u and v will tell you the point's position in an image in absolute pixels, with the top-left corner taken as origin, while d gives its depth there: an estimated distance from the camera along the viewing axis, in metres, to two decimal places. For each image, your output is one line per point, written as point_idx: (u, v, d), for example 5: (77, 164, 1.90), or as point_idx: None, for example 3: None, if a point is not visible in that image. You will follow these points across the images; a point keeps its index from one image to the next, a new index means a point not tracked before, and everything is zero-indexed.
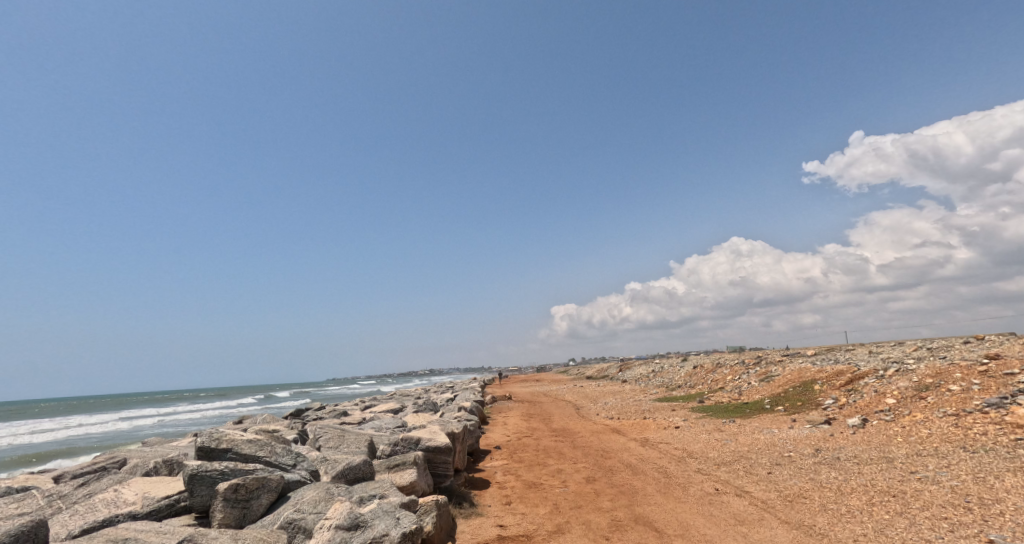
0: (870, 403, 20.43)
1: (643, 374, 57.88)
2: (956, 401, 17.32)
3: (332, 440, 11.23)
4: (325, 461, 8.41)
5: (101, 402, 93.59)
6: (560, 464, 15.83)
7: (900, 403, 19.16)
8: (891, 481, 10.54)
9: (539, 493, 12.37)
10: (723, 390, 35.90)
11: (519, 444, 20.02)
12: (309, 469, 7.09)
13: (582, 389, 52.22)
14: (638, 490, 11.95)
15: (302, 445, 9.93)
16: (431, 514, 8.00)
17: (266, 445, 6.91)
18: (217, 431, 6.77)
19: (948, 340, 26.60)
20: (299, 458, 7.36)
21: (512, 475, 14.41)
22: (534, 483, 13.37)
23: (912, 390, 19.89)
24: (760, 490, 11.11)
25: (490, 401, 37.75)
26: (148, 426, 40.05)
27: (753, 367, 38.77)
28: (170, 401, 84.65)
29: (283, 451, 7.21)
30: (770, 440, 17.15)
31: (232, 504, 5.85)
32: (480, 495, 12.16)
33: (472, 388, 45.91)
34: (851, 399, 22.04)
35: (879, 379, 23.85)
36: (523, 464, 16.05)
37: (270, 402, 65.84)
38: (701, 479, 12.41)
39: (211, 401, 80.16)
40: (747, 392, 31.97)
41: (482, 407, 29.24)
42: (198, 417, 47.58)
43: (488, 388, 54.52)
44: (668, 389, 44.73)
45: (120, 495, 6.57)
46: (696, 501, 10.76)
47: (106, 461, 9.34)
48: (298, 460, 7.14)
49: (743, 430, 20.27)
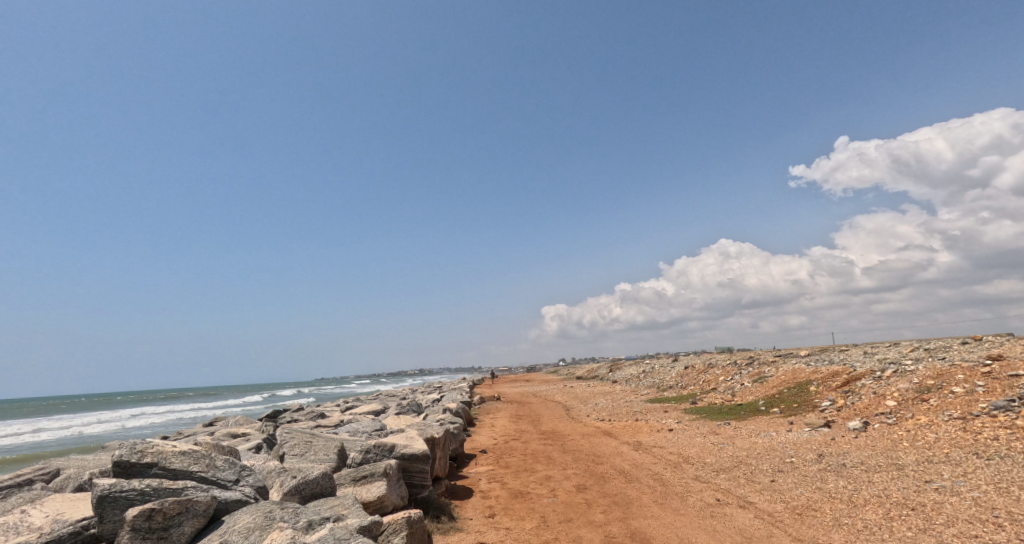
0: (870, 405, 19.70)
1: (633, 374, 57.14)
2: (960, 404, 16.61)
3: (298, 446, 10.21)
4: (278, 477, 7.43)
5: (80, 402, 91.42)
6: (549, 470, 14.89)
7: (901, 405, 18.48)
8: (907, 493, 9.70)
9: (525, 504, 11.42)
10: (716, 391, 35.24)
11: (506, 448, 19.05)
12: (254, 487, 6.19)
13: (573, 389, 51.39)
14: (633, 501, 11.05)
15: (260, 455, 8.88)
16: (400, 534, 7.08)
17: (203, 458, 6.04)
18: (141, 444, 5.88)
19: (945, 341, 26.06)
20: (246, 472, 6.47)
21: (496, 482, 13.45)
22: (521, 492, 12.42)
23: (913, 391, 19.18)
24: (765, 501, 10.24)
25: (478, 401, 36.75)
26: (123, 428, 38.59)
27: (745, 368, 38.11)
28: (153, 402, 82.85)
29: (227, 464, 6.34)
30: (769, 445, 16.33)
31: (144, 534, 5.09)
32: (462, 506, 11.19)
33: (460, 388, 44.90)
34: (850, 402, 21.31)
35: (877, 380, 23.21)
36: (509, 470, 15.08)
37: (253, 402, 64.37)
38: (700, 488, 11.55)
39: (193, 401, 78.43)
40: (741, 393, 31.25)
41: (469, 408, 28.24)
42: (177, 417, 46.17)
43: (477, 388, 53.55)
44: (659, 390, 44.03)
45: (25, 518, 5.54)
46: (697, 514, 9.86)
47: (34, 474, 8.24)
48: (244, 474, 6.28)
49: (740, 433, 19.44)
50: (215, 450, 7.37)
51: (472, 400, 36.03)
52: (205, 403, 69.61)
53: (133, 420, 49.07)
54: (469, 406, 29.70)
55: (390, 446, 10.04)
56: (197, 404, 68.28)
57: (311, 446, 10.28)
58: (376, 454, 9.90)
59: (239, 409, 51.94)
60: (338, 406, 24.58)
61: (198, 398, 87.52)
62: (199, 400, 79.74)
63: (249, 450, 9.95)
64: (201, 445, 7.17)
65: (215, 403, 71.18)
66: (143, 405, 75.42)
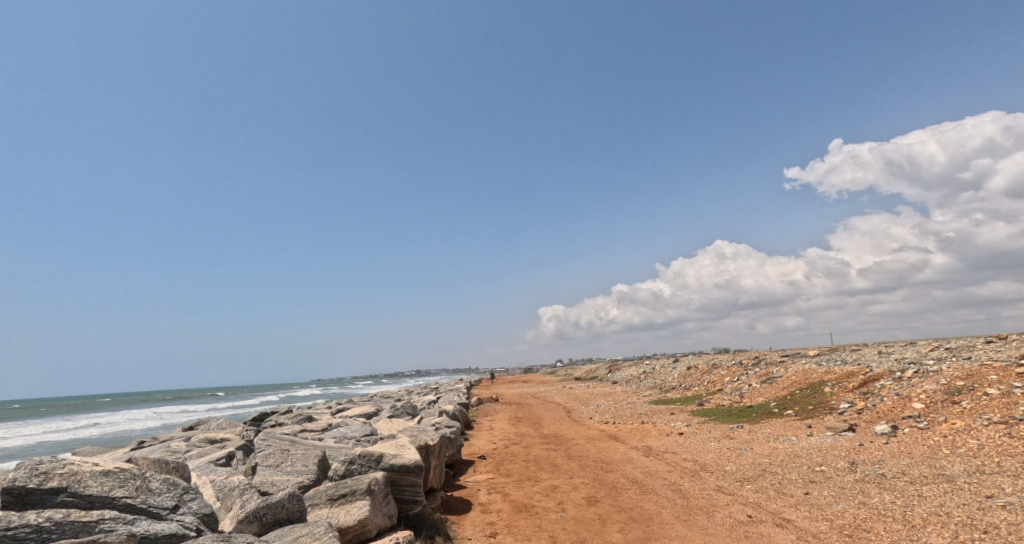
0: (894, 408, 18.50)
1: (634, 375, 55.82)
2: (998, 409, 15.46)
3: (273, 457, 8.89)
4: (240, 504, 6.26)
5: (73, 405, 89.55)
6: (554, 480, 13.63)
7: (930, 408, 17.30)
8: (971, 511, 8.50)
9: (532, 520, 10.15)
10: (722, 392, 34.04)
11: (507, 454, 17.73)
12: (193, 515, 5.38)
13: (571, 390, 50.11)
14: (652, 517, 9.79)
15: (222, 469, 7.59)
16: None
17: (130, 481, 5.31)
18: (50, 465, 5.13)
19: (967, 340, 24.92)
20: (189, 494, 5.66)
21: (498, 494, 12.17)
22: (524, 505, 11.15)
23: (942, 393, 17.99)
24: (805, 519, 8.97)
25: (475, 403, 35.36)
26: (109, 432, 37.15)
27: (752, 368, 36.88)
28: (146, 403, 81.23)
29: (164, 486, 5.56)
30: (791, 451, 15.11)
31: None
32: (460, 524, 9.92)
33: (457, 389, 43.49)
34: (871, 404, 20.12)
35: (897, 381, 22.05)
36: (511, 480, 13.78)
37: (246, 405, 62.83)
38: (726, 502, 10.29)
39: (183, 402, 76.62)
40: (749, 394, 30.01)
41: (465, 411, 26.88)
42: (167, 420, 44.69)
43: (473, 389, 52.10)
44: (662, 391, 42.81)
45: None
46: (730, 535, 8.60)
47: None
48: (185, 496, 5.60)
49: (756, 437, 18.19)
50: (155, 468, 6.11)
51: (468, 401, 34.67)
52: (198, 405, 68.03)
53: (122, 423, 47.62)
54: (465, 409, 28.34)
55: (378, 456, 8.77)
56: (189, 406, 66.61)
57: (289, 456, 8.98)
58: (361, 465, 8.60)
59: (226, 412, 50.18)
60: (327, 408, 23.17)
61: (192, 399, 85.97)
62: (192, 402, 78.06)
63: (214, 464, 8.60)
64: (136, 463, 5.93)
65: (209, 404, 69.71)
66: (128, 407, 73.36)
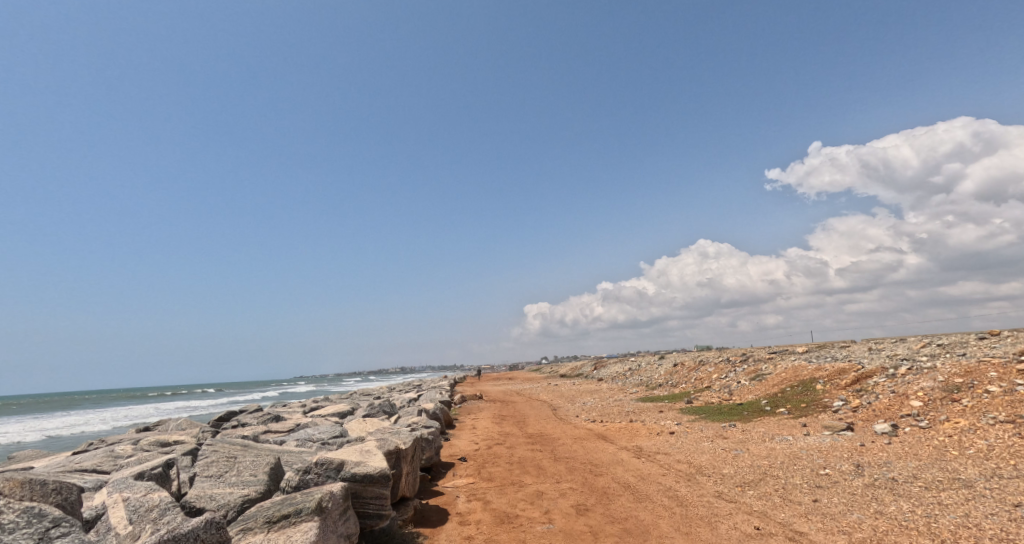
0: (892, 406, 17.82)
1: (620, 372, 55.05)
2: (1002, 407, 14.80)
3: (215, 466, 7.69)
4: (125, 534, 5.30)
5: (44, 402, 86.60)
6: (540, 485, 12.62)
7: (929, 406, 16.64)
8: (1004, 524, 7.63)
9: (515, 532, 9.13)
10: (710, 389, 33.31)
11: (489, 456, 16.66)
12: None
13: (556, 388, 49.13)
14: (649, 529, 8.79)
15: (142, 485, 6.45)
16: None
17: None
18: None
19: (959, 336, 24.41)
20: (50, 521, 5.12)
21: (478, 503, 11.13)
22: (507, 515, 10.10)
23: (941, 391, 17.32)
24: (819, 532, 8.05)
25: (458, 401, 34.24)
26: (75, 432, 35.56)
27: (740, 365, 36.22)
28: (121, 400, 78.95)
29: (20, 515, 5.06)
30: (790, 452, 14.31)
31: None
32: (434, 538, 8.86)
33: (439, 387, 42.22)
34: (866, 402, 19.42)
35: (890, 378, 21.46)
36: (493, 486, 12.72)
37: (224, 403, 61.12)
38: (730, 511, 9.39)
39: (155, 401, 74.03)
40: (739, 392, 29.27)
41: (446, 409, 25.77)
42: (140, 419, 43.08)
43: (455, 387, 50.80)
44: (648, 389, 42.06)
45: None
46: None
47: None
48: (48, 531, 5.02)
49: (751, 437, 17.37)
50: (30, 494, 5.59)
51: (451, 399, 33.47)
52: (174, 403, 66.03)
53: (94, 422, 45.81)
54: (447, 407, 27.19)
55: (338, 463, 7.63)
56: (159, 405, 64.20)
57: (236, 465, 7.80)
58: (318, 475, 7.46)
59: (197, 411, 48.21)
60: (300, 407, 21.93)
61: (169, 397, 83.69)
62: (164, 400, 75.34)
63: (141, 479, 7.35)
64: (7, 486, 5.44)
65: (185, 402, 67.74)
66: (95, 406, 70.53)
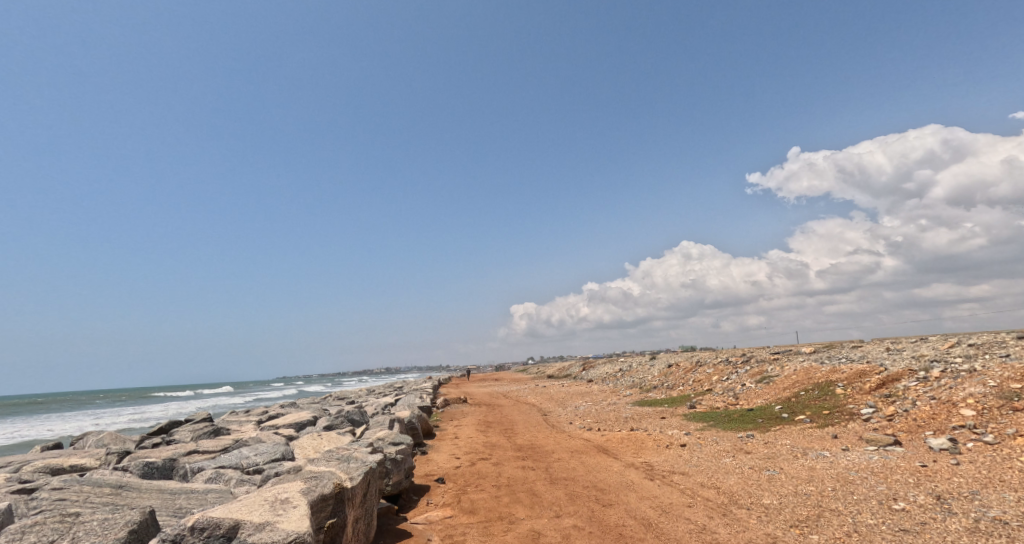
0: (938, 415, 15.40)
1: (612, 372, 52.47)
2: None
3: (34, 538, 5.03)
4: None
5: (17, 404, 82.96)
6: (535, 522, 9.93)
7: (988, 417, 14.16)
8: None
9: None
10: (712, 393, 30.87)
11: (472, 476, 13.92)
12: None
13: (546, 390, 46.15)
14: None
15: None
16: None
17: None
18: None
19: (990, 336, 22.13)
20: None
21: None
22: None
23: (996, 399, 14.91)
24: None
25: (440, 404, 31.48)
26: (26, 439, 32.43)
27: (743, 366, 33.80)
28: (90, 402, 74.98)
29: None
30: (837, 474, 11.79)
31: None
32: None
33: (422, 390, 39.12)
34: (903, 409, 16.98)
35: (923, 382, 19.06)
36: (476, 522, 10.00)
37: (202, 405, 58.21)
38: None
39: (116, 404, 69.38)
40: (746, 396, 26.89)
41: (426, 416, 22.99)
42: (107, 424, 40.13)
43: (441, 389, 47.73)
44: (643, 391, 39.61)
45: None
46: None
47: None
48: None
49: (779, 452, 14.84)
50: None
51: (433, 404, 30.61)
52: (150, 405, 62.89)
53: (58, 426, 42.72)
54: (427, 414, 24.39)
55: (229, 528, 4.96)
56: (120, 408, 59.78)
57: (73, 527, 5.21)
58: None
59: (154, 417, 44.17)
60: (256, 416, 19.05)
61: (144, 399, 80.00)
62: (126, 402, 70.62)
63: None
64: None
65: (162, 404, 64.40)
66: (52, 409, 65.94)
